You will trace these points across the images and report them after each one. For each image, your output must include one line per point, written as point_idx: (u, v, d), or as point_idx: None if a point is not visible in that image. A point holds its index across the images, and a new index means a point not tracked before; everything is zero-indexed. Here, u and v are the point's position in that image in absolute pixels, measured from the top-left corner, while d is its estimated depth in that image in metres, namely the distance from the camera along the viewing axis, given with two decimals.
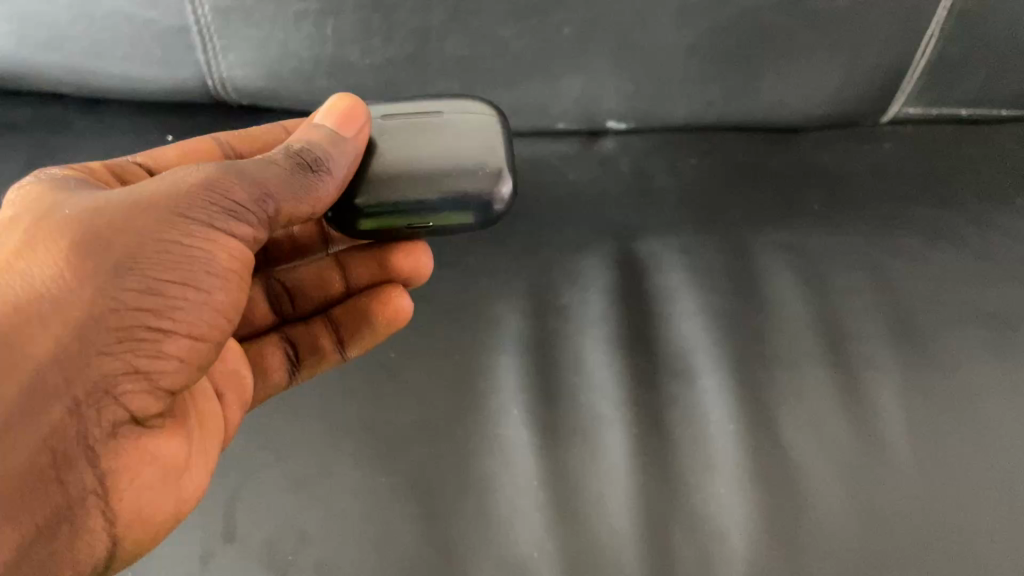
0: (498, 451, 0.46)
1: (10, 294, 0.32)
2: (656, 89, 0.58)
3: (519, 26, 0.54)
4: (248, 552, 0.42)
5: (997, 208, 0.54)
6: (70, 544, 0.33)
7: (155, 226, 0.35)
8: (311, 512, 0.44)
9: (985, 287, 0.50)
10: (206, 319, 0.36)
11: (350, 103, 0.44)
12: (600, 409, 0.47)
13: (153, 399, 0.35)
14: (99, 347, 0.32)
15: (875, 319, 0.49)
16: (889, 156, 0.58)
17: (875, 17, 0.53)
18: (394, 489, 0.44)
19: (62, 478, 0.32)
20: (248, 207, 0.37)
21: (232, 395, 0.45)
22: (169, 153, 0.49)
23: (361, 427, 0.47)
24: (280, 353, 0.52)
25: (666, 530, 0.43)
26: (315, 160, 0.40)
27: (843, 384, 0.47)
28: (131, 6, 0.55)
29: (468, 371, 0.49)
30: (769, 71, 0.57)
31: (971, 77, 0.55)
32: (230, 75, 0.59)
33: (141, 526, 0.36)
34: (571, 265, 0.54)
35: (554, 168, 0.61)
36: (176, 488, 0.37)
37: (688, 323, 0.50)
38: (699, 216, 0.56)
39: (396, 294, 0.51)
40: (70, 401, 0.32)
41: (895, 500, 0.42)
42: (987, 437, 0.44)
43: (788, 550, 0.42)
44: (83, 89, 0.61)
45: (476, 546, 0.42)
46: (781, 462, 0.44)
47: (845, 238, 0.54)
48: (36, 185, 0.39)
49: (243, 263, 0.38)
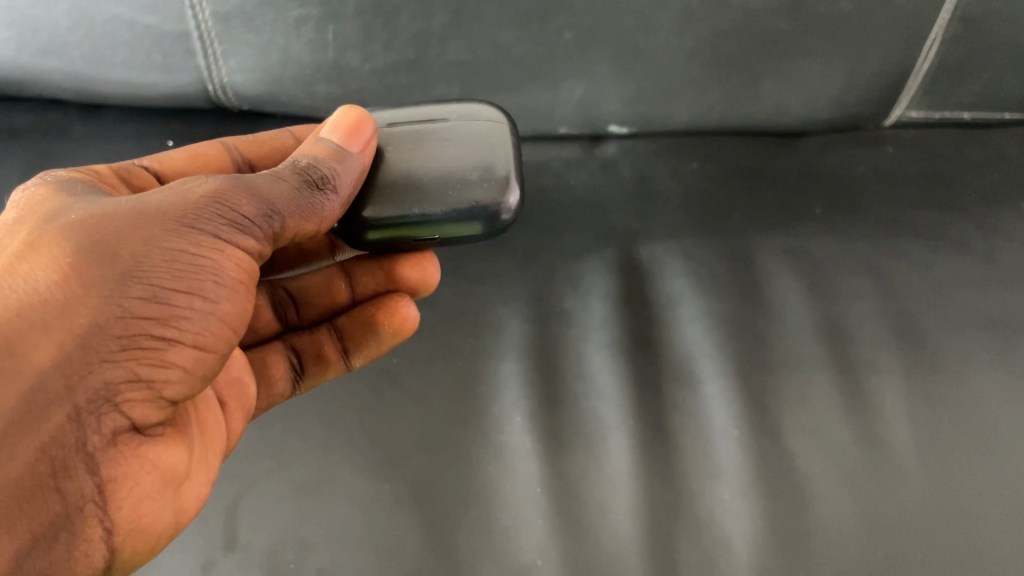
0: (500, 457, 0.45)
1: (13, 299, 0.32)
2: (657, 93, 0.58)
3: (520, 31, 0.54)
4: (249, 560, 0.42)
5: (1000, 210, 0.54)
6: (69, 556, 0.32)
7: (160, 236, 0.34)
8: (313, 521, 0.43)
9: (988, 291, 0.50)
10: (211, 329, 0.35)
11: (356, 115, 0.44)
12: (603, 415, 0.47)
13: (154, 408, 0.34)
14: (102, 355, 0.32)
15: (878, 322, 0.49)
16: (891, 159, 0.58)
17: (879, 22, 0.52)
18: (396, 496, 0.44)
19: (60, 486, 0.31)
20: (253, 221, 0.37)
21: (235, 403, 0.45)
22: (175, 157, 0.49)
23: (363, 434, 0.46)
24: (285, 361, 0.51)
25: (670, 537, 0.42)
26: (321, 178, 0.40)
27: (846, 389, 0.47)
28: (130, 12, 0.54)
29: (470, 377, 0.49)
30: (771, 74, 0.56)
31: (974, 80, 0.55)
32: (231, 81, 0.58)
33: (140, 536, 0.35)
34: (573, 270, 0.54)
35: (555, 173, 0.61)
36: (175, 498, 0.37)
37: (691, 327, 0.50)
38: (700, 220, 0.56)
39: (403, 303, 0.50)
40: (71, 408, 0.31)
41: (901, 506, 0.42)
42: (991, 440, 0.44)
43: (793, 556, 0.41)
44: (82, 93, 0.61)
45: (478, 554, 0.42)
46: (785, 467, 0.44)
47: (846, 241, 0.54)
48: (42, 187, 0.38)
49: (247, 274, 0.37)
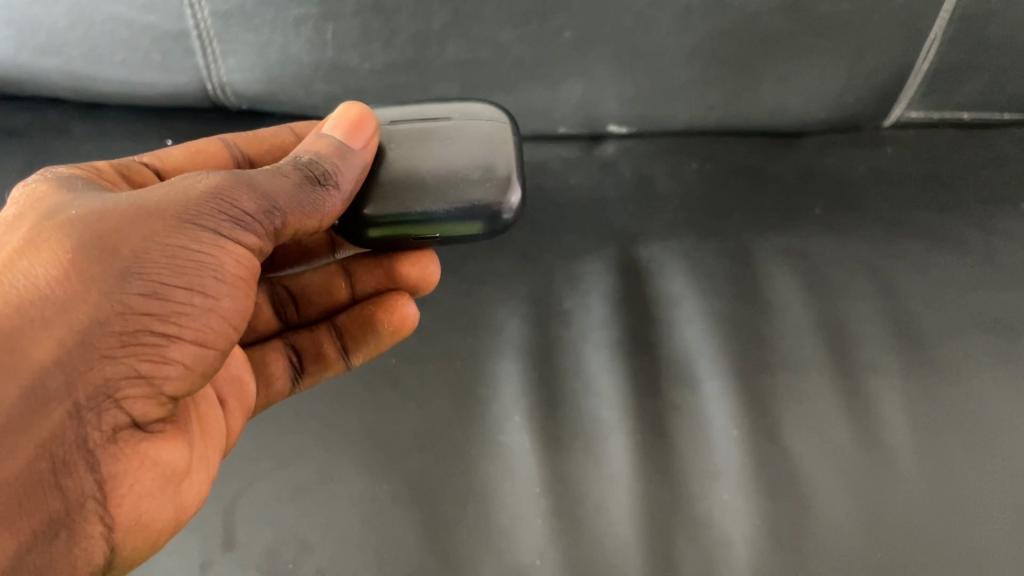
0: (498, 457, 0.45)
1: (12, 295, 0.32)
2: (657, 93, 0.58)
3: (520, 30, 0.54)
4: (248, 559, 0.42)
5: (998, 210, 0.54)
6: (69, 553, 0.31)
7: (161, 231, 0.34)
8: (311, 521, 0.43)
9: (988, 292, 0.50)
10: (211, 326, 0.35)
11: (358, 112, 0.44)
12: (602, 415, 0.47)
13: (154, 404, 0.34)
14: (102, 351, 0.32)
15: (876, 322, 0.49)
16: (890, 160, 0.58)
17: (878, 22, 0.52)
18: (395, 495, 0.44)
19: (60, 483, 0.31)
20: (254, 217, 0.37)
21: (235, 401, 0.45)
22: (174, 154, 0.49)
23: (362, 433, 0.46)
24: (284, 360, 0.51)
25: (670, 536, 0.42)
26: (323, 174, 0.40)
27: (846, 389, 0.47)
28: (130, 11, 0.54)
29: (469, 377, 0.48)
30: (771, 74, 0.57)
31: (974, 80, 0.56)
32: (230, 80, 0.58)
33: (140, 534, 0.35)
34: (572, 270, 0.54)
35: (555, 173, 0.61)
36: (176, 495, 0.37)
37: (690, 327, 0.50)
38: (700, 220, 0.56)
39: (402, 302, 0.50)
40: (71, 405, 0.31)
41: (900, 506, 0.42)
42: (989, 440, 0.44)
43: (792, 556, 0.41)
44: (80, 92, 0.61)
45: (477, 555, 0.42)
46: (785, 467, 0.44)
47: (846, 242, 0.54)
48: (41, 183, 0.38)
49: (248, 271, 0.37)
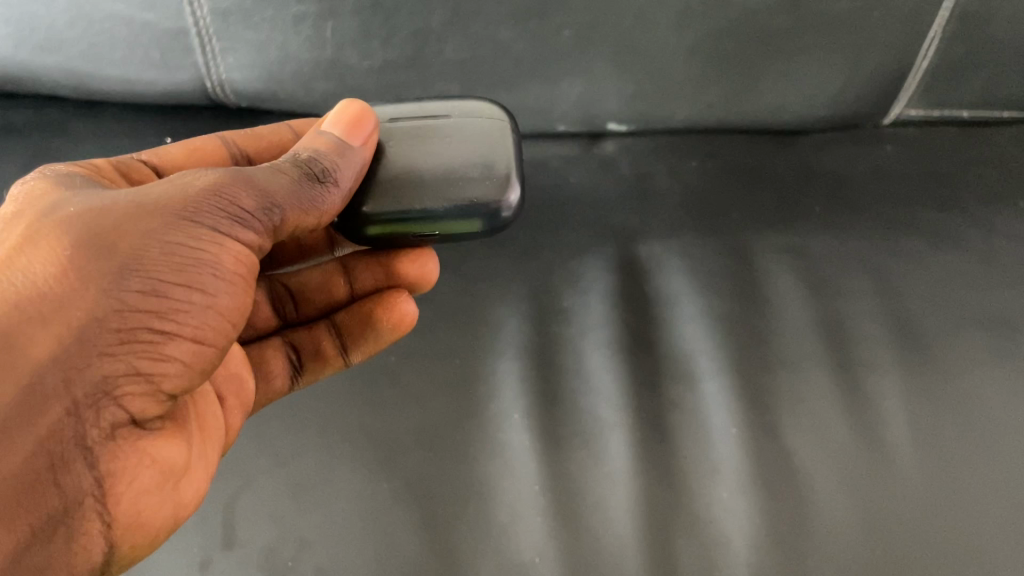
0: (498, 455, 0.45)
1: (12, 292, 0.32)
2: (657, 91, 0.58)
3: (519, 27, 0.54)
4: (247, 557, 0.42)
5: (998, 209, 0.54)
6: (68, 550, 0.32)
7: (160, 229, 0.34)
8: (311, 519, 0.43)
9: (988, 290, 0.50)
10: (210, 323, 0.35)
11: (358, 109, 0.44)
12: (602, 413, 0.47)
13: (153, 401, 0.34)
14: (101, 349, 0.32)
15: (877, 321, 0.49)
16: (890, 158, 0.58)
17: (878, 19, 0.52)
18: (395, 493, 0.44)
19: (59, 480, 0.31)
20: (253, 215, 0.37)
21: (234, 398, 0.45)
22: (173, 151, 0.49)
23: (362, 431, 0.46)
24: (283, 358, 0.51)
25: (669, 534, 0.42)
26: (322, 171, 0.40)
27: (845, 388, 0.47)
28: (129, 9, 0.54)
29: (469, 375, 0.48)
30: (771, 72, 0.57)
31: (974, 78, 0.56)
32: (230, 78, 0.58)
33: (139, 530, 0.35)
34: (572, 268, 0.54)
35: (554, 171, 0.61)
36: (175, 492, 0.37)
37: (689, 325, 0.50)
38: (699, 218, 0.56)
39: (401, 299, 0.50)
40: (69, 402, 0.31)
41: (900, 504, 0.42)
42: (989, 439, 0.44)
43: (792, 555, 0.41)
44: (80, 90, 0.61)
45: (476, 553, 0.42)
46: (784, 465, 0.44)
47: (845, 240, 0.54)
48: (40, 181, 0.38)
49: (247, 268, 0.37)
